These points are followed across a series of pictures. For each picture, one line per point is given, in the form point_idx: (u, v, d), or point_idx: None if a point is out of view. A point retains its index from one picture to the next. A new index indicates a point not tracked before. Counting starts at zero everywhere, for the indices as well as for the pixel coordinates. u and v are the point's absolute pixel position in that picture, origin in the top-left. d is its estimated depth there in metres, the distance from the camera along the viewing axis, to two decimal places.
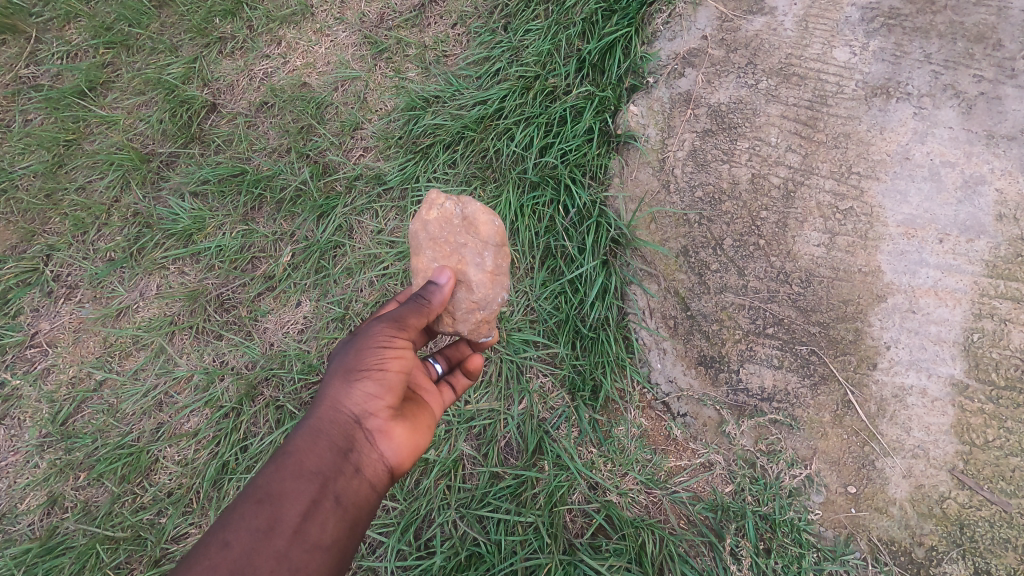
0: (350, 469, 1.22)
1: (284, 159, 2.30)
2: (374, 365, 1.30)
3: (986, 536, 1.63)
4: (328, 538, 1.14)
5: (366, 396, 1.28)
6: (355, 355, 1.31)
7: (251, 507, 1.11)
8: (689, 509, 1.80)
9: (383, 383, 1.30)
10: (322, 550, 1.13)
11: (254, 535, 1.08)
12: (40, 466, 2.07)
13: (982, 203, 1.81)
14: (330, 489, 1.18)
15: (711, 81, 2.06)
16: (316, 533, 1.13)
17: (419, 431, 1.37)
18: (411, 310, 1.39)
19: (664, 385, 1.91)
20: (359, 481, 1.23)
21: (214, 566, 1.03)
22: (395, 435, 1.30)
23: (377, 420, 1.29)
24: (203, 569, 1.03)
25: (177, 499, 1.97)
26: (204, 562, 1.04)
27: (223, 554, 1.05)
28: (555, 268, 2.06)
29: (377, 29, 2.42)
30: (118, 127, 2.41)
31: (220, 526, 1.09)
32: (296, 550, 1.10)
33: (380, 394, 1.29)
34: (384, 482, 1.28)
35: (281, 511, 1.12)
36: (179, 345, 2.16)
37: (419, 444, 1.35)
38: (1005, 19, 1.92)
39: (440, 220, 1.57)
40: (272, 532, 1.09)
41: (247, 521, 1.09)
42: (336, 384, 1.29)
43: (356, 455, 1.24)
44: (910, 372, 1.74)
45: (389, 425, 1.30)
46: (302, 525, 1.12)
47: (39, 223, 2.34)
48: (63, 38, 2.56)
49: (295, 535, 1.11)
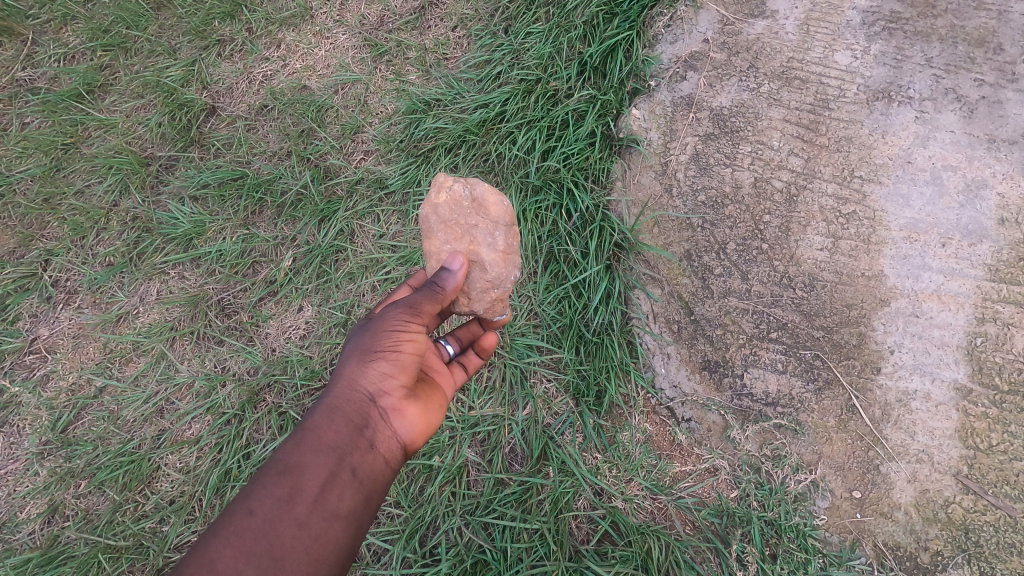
0: (365, 444, 1.26)
1: (285, 162, 2.29)
2: (389, 347, 1.33)
3: (990, 541, 1.64)
4: (346, 508, 1.19)
5: (380, 376, 1.32)
6: (370, 338, 1.35)
7: (272, 477, 1.17)
8: (695, 514, 1.80)
9: (397, 363, 1.33)
10: (340, 519, 1.18)
11: (276, 503, 1.14)
12: (40, 474, 2.06)
13: (983, 208, 1.81)
14: (346, 462, 1.22)
15: (712, 85, 2.06)
16: (334, 502, 1.18)
17: (431, 410, 1.41)
18: (426, 297, 1.39)
19: (668, 390, 1.90)
20: (374, 456, 1.27)
21: (240, 531, 1.10)
22: (408, 413, 1.34)
23: (391, 399, 1.32)
24: (230, 533, 1.09)
25: (179, 507, 1.96)
26: (231, 526, 1.10)
27: (248, 520, 1.11)
28: (558, 272, 2.05)
29: (377, 31, 2.40)
30: (117, 130, 2.40)
31: (245, 495, 1.15)
32: (316, 519, 1.15)
33: (393, 373, 1.32)
34: (397, 457, 1.33)
35: (302, 481, 1.17)
36: (179, 351, 2.15)
37: (431, 423, 1.40)
38: (1004, 23, 1.92)
39: (449, 203, 1.54)
40: (293, 501, 1.15)
41: (269, 490, 1.15)
42: (351, 364, 1.33)
43: (371, 431, 1.28)
44: (913, 377, 1.75)
45: (402, 403, 1.33)
46: (321, 495, 1.17)
47: (38, 228, 2.32)
48: (60, 40, 2.54)
49: (315, 503, 1.16)
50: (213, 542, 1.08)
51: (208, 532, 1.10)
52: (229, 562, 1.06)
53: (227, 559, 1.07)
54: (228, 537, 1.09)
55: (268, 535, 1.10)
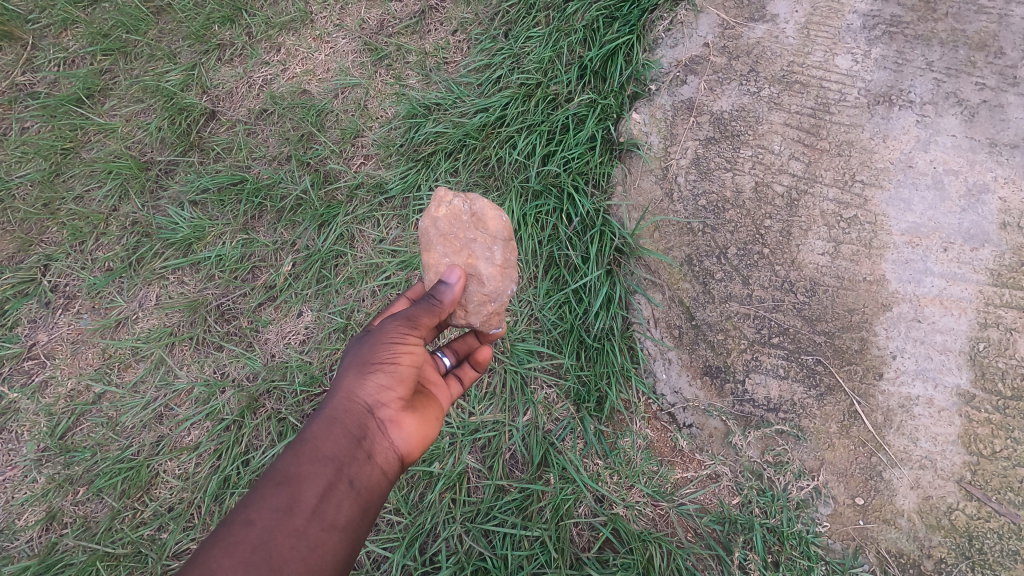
0: (363, 455, 1.25)
1: (285, 167, 2.29)
2: (387, 359, 1.33)
3: (994, 548, 1.63)
4: (344, 518, 1.18)
5: (378, 388, 1.31)
6: (369, 350, 1.34)
7: (271, 488, 1.16)
8: (696, 521, 1.79)
9: (394, 375, 1.32)
10: (338, 530, 1.17)
11: (274, 514, 1.13)
12: (38, 481, 2.04)
13: (985, 212, 1.81)
14: (344, 474, 1.21)
15: (712, 89, 2.05)
16: (331, 513, 1.17)
17: (428, 422, 1.40)
18: (423, 310, 1.39)
19: (669, 396, 1.90)
20: (371, 467, 1.26)
21: (239, 541, 1.09)
22: (406, 425, 1.33)
23: (389, 410, 1.31)
24: (229, 543, 1.08)
25: (178, 514, 1.95)
26: (229, 536, 1.10)
27: (247, 531, 1.10)
28: (559, 277, 2.04)
29: (377, 36, 2.40)
30: (116, 135, 2.39)
31: (243, 505, 1.14)
32: (314, 529, 1.14)
33: (391, 385, 1.32)
34: (394, 469, 1.32)
35: (300, 492, 1.16)
36: (179, 357, 2.14)
37: (428, 434, 1.39)
38: (1005, 26, 1.92)
39: (449, 217, 1.54)
40: (291, 511, 1.14)
41: (268, 500, 1.14)
42: (349, 376, 1.32)
43: (369, 442, 1.27)
44: (916, 382, 1.74)
45: (400, 415, 1.33)
46: (319, 506, 1.16)
47: (37, 233, 2.31)
48: (59, 44, 2.53)
49: (312, 514, 1.15)
50: (212, 552, 1.08)
51: (207, 542, 1.10)
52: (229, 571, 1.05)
53: (226, 567, 1.06)
54: (227, 547, 1.08)
55: (267, 546, 1.10)
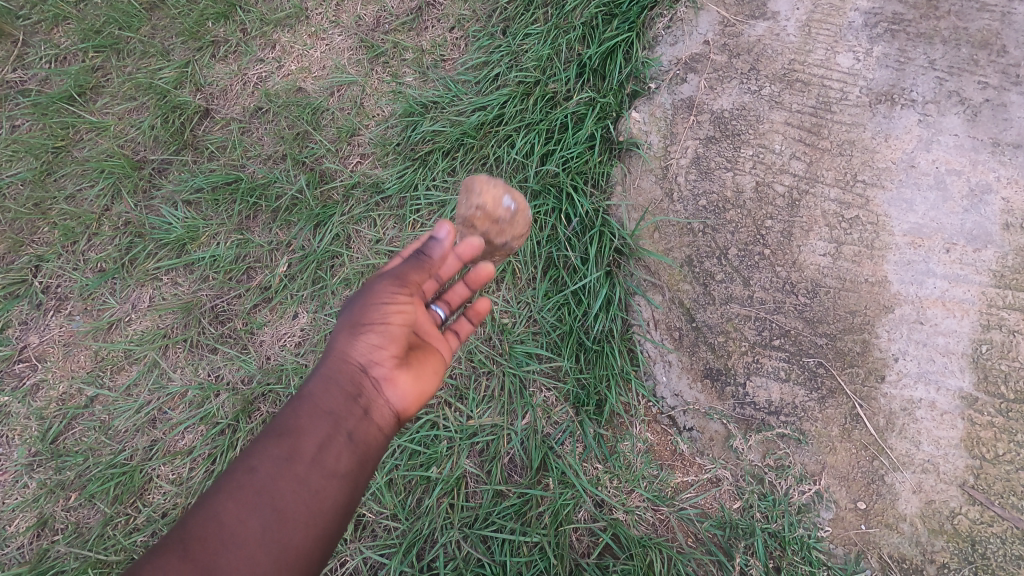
0: (360, 410, 1.32)
1: (279, 166, 2.26)
2: (377, 320, 1.36)
3: (997, 553, 1.62)
4: (343, 467, 1.26)
5: (371, 346, 1.35)
6: (359, 311, 1.37)
7: (273, 439, 1.26)
8: (697, 526, 1.77)
9: (385, 335, 1.35)
10: (337, 477, 1.25)
11: (277, 462, 1.23)
12: (29, 486, 2.02)
13: (989, 213, 1.79)
14: (341, 427, 1.29)
15: (713, 87, 2.02)
16: (331, 462, 1.26)
17: (425, 377, 1.41)
18: (412, 267, 1.43)
19: (670, 399, 1.88)
20: (369, 422, 1.32)
21: (243, 486, 1.20)
22: (400, 382, 1.36)
23: (381, 368, 1.35)
24: (233, 488, 1.19)
25: (172, 520, 1.93)
26: (234, 481, 1.21)
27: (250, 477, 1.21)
28: (558, 278, 2.01)
29: (373, 33, 2.36)
30: (108, 133, 2.35)
31: (248, 455, 1.25)
32: (315, 476, 1.23)
33: (383, 345, 1.35)
34: (393, 424, 1.36)
35: (300, 443, 1.26)
36: (173, 359, 2.11)
37: (425, 389, 1.40)
38: (1008, 24, 1.90)
39: None
40: (292, 459, 1.24)
41: (270, 450, 1.25)
42: (342, 337, 1.37)
43: (365, 398, 1.33)
44: (918, 385, 1.72)
45: (393, 372, 1.35)
46: (318, 455, 1.25)
47: (28, 234, 2.28)
48: (51, 41, 2.49)
49: (313, 462, 1.24)
50: (220, 498, 1.19)
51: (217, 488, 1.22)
52: (234, 513, 1.17)
53: (233, 511, 1.17)
54: (232, 492, 1.19)
55: (269, 490, 1.20)
